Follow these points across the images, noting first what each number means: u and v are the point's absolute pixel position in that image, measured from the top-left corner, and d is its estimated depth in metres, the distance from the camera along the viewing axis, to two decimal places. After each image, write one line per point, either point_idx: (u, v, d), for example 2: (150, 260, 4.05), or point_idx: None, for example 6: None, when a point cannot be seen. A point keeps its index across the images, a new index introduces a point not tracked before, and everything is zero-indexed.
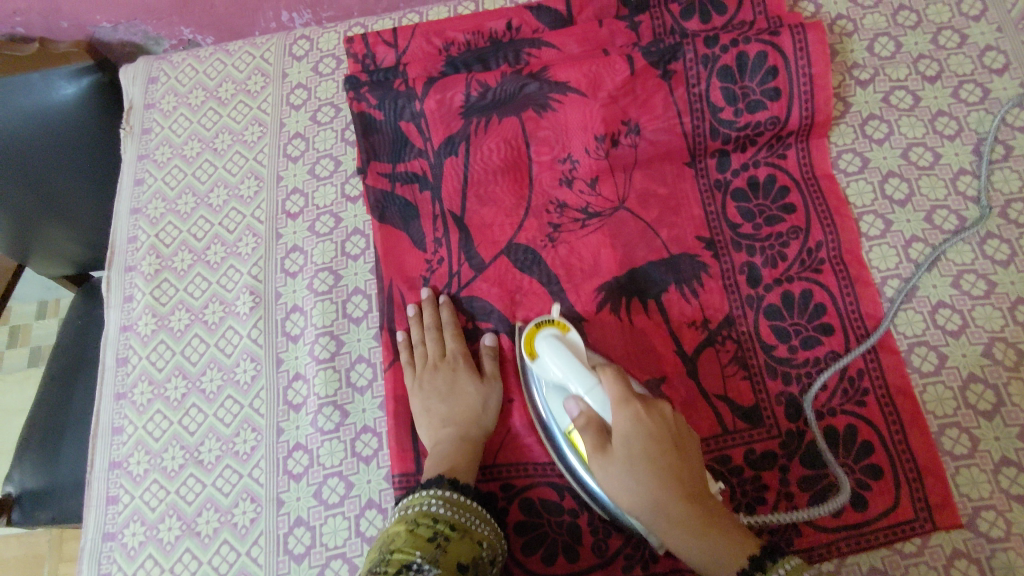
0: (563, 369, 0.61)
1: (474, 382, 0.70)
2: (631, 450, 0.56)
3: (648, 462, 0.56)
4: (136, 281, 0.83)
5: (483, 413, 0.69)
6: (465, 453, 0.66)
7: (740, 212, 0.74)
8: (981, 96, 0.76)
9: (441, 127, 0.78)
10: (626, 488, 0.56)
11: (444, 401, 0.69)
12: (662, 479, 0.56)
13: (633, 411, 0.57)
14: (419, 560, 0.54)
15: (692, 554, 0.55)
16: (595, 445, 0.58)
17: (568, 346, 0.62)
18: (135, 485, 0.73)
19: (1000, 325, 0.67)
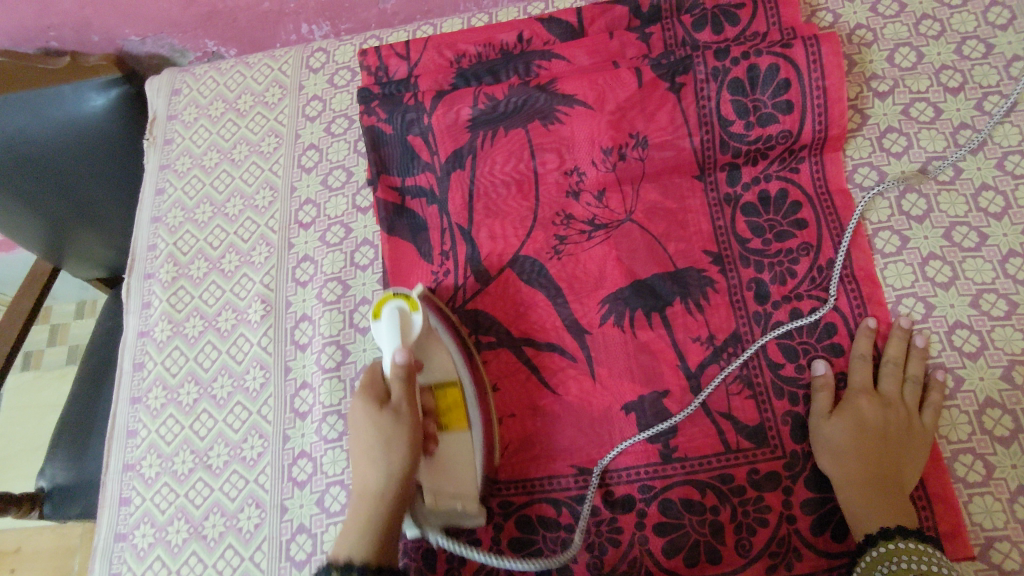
0: (393, 343, 0.63)
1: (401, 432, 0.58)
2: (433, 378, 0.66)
3: (461, 464, 0.64)
4: (154, 288, 0.85)
5: (391, 461, 0.57)
6: (386, 521, 0.56)
7: (749, 226, 0.73)
8: (1007, 109, 0.74)
9: (449, 141, 0.78)
10: (466, 488, 0.64)
11: (357, 445, 0.59)
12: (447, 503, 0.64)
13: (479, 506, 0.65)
14: (341, 556, 0.54)
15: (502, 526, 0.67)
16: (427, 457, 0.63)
17: (406, 325, 0.64)
18: (146, 487, 0.75)
19: (1022, 348, 0.65)
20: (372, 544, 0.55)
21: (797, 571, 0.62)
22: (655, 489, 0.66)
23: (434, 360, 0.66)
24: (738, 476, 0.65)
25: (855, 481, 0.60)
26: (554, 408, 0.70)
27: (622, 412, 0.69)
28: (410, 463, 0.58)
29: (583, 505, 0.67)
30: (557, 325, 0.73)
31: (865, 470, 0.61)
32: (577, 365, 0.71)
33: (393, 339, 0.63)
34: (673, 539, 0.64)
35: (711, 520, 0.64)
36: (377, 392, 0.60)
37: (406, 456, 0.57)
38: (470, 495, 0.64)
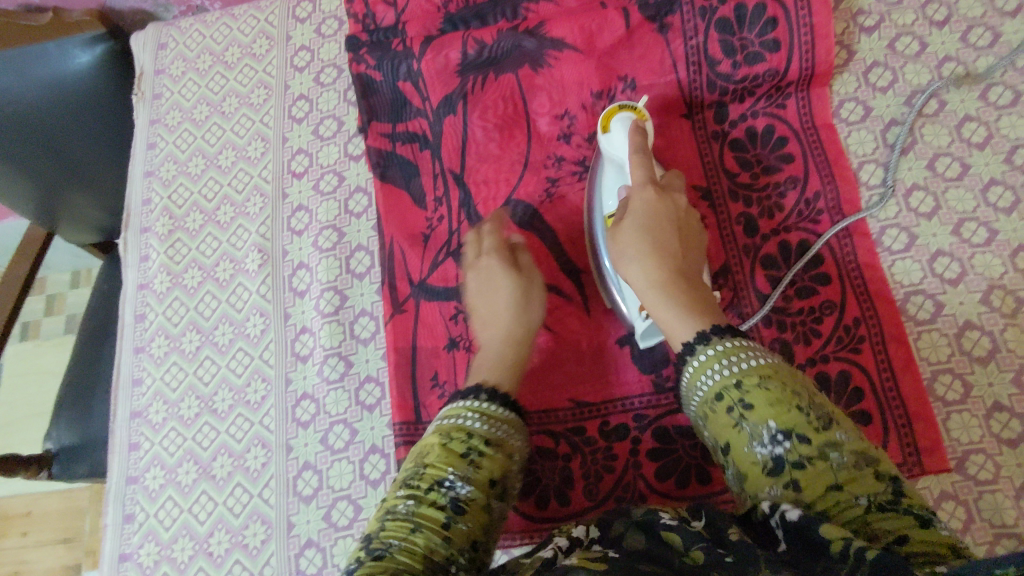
0: (630, 149, 0.65)
1: (649, 190, 0.63)
2: (645, 221, 0.61)
3: (654, 223, 0.61)
4: (151, 241, 0.86)
5: (652, 257, 0.60)
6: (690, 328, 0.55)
7: (738, 163, 0.74)
8: (991, 40, 0.74)
9: (439, 85, 0.79)
10: (637, 275, 0.60)
11: (620, 248, 0.62)
12: (669, 245, 0.60)
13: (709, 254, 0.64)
14: (452, 476, 0.54)
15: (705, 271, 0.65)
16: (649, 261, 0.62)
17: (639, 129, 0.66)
18: (154, 432, 0.77)
19: (1000, 273, 0.67)
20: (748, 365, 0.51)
21: None
22: (650, 418, 0.68)
23: (634, 210, 0.62)
24: None
25: None
26: (550, 345, 0.72)
27: (617, 346, 0.71)
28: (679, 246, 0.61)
29: (580, 435, 0.69)
30: (551, 266, 0.74)
31: None
32: (573, 302, 0.73)
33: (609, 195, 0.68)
34: (667, 464, 0.66)
35: (703, 444, 0.66)
36: (632, 188, 0.64)
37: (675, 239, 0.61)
38: (657, 281, 0.59)
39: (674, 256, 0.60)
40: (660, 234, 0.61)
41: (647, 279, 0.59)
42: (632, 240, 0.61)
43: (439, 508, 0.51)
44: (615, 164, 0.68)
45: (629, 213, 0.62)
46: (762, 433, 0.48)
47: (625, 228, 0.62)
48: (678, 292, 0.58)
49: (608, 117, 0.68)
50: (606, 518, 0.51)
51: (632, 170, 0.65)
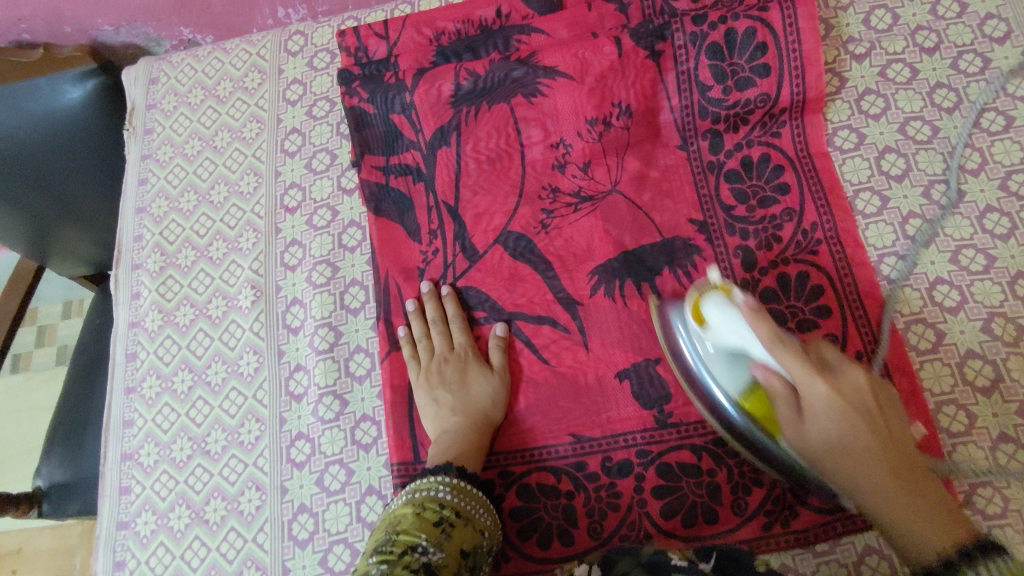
0: (739, 335, 0.58)
1: (812, 382, 0.52)
2: (830, 424, 0.52)
3: (846, 420, 0.52)
4: (143, 278, 0.85)
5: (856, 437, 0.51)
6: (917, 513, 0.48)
7: (734, 193, 0.74)
8: (981, 67, 0.75)
9: (432, 117, 0.78)
10: (840, 449, 0.52)
11: (841, 460, 0.52)
12: (879, 465, 0.51)
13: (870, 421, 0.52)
14: (426, 542, 0.54)
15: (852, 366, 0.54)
16: (789, 396, 0.55)
17: (735, 309, 0.58)
18: (145, 475, 0.76)
19: (999, 300, 0.66)
20: (949, 530, 0.47)
21: (792, 527, 0.63)
22: (652, 454, 0.67)
23: (817, 412, 0.52)
24: (731, 437, 0.66)
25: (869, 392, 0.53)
26: (548, 380, 0.71)
27: (616, 380, 0.69)
28: (875, 446, 0.51)
29: (581, 472, 0.68)
30: (548, 299, 0.73)
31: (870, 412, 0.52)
32: (570, 336, 0.72)
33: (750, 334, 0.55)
34: (671, 502, 0.65)
35: (708, 481, 0.65)
36: (785, 389, 0.55)
37: (862, 436, 0.51)
38: (865, 449, 0.51)
39: (860, 398, 0.53)
40: (809, 390, 0.52)
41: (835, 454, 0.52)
42: (823, 425, 0.52)
43: (414, 571, 0.51)
44: (716, 350, 0.61)
45: (810, 414, 0.53)
46: None
47: (814, 443, 0.53)
48: (898, 482, 0.50)
49: (695, 308, 0.63)
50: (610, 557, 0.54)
51: (766, 373, 0.56)
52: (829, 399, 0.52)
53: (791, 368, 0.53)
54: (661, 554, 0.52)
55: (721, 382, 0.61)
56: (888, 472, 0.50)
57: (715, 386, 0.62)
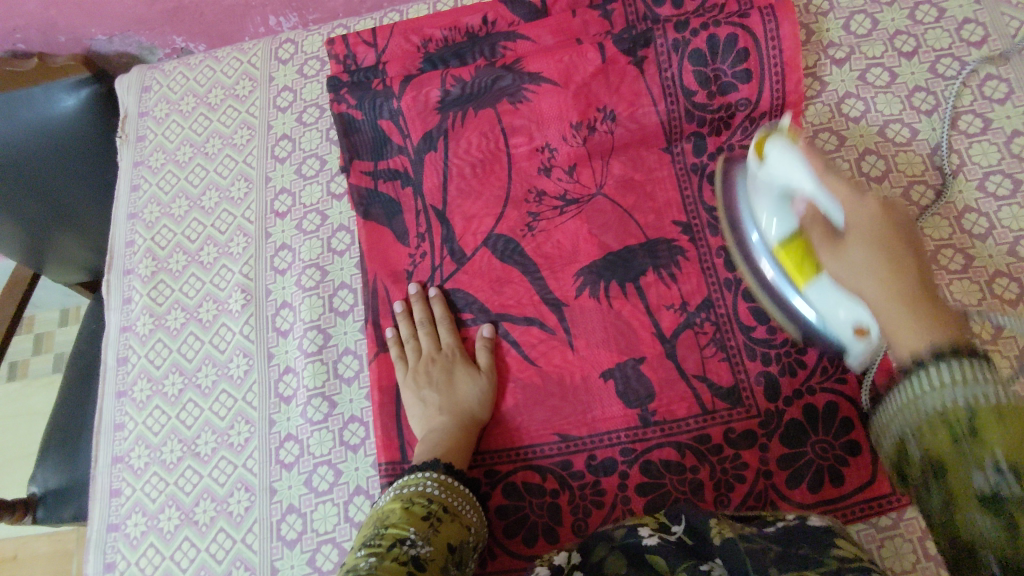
0: (791, 171, 0.57)
1: (856, 198, 0.51)
2: (870, 237, 0.49)
3: (880, 240, 0.49)
4: (134, 283, 0.86)
5: (879, 284, 0.48)
6: (903, 321, 0.46)
7: (716, 195, 0.75)
8: (959, 70, 0.76)
9: (419, 123, 0.79)
10: (869, 280, 0.48)
11: (858, 278, 0.49)
12: (903, 264, 0.47)
13: (909, 305, 0.46)
14: (414, 535, 0.54)
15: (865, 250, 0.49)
16: (825, 236, 0.53)
17: (797, 149, 0.58)
18: (136, 478, 0.76)
19: (978, 298, 0.67)
20: (939, 329, 0.44)
21: None
22: (636, 452, 0.67)
23: (852, 230, 0.50)
24: (714, 435, 0.67)
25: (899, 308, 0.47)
26: (533, 380, 0.72)
27: (600, 380, 0.70)
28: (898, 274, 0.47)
29: (566, 470, 0.68)
30: (534, 300, 0.74)
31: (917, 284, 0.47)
32: (556, 337, 0.73)
33: (803, 167, 0.56)
34: (654, 499, 0.66)
35: (691, 479, 0.66)
36: (824, 221, 0.53)
37: (897, 249, 0.48)
38: (898, 261, 0.48)
39: (905, 226, 0.49)
40: (844, 202, 0.52)
41: (867, 295, 0.49)
42: (859, 259, 0.49)
43: (403, 563, 0.51)
44: (771, 184, 0.61)
45: (851, 235, 0.50)
46: (979, 474, 0.37)
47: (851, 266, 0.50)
48: (906, 286, 0.47)
49: (782, 252, 0.62)
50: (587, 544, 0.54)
51: (809, 198, 0.56)
52: (876, 214, 0.50)
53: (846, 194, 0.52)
54: (634, 535, 0.52)
55: (766, 221, 0.63)
56: (908, 293, 0.46)
57: (772, 261, 0.65)
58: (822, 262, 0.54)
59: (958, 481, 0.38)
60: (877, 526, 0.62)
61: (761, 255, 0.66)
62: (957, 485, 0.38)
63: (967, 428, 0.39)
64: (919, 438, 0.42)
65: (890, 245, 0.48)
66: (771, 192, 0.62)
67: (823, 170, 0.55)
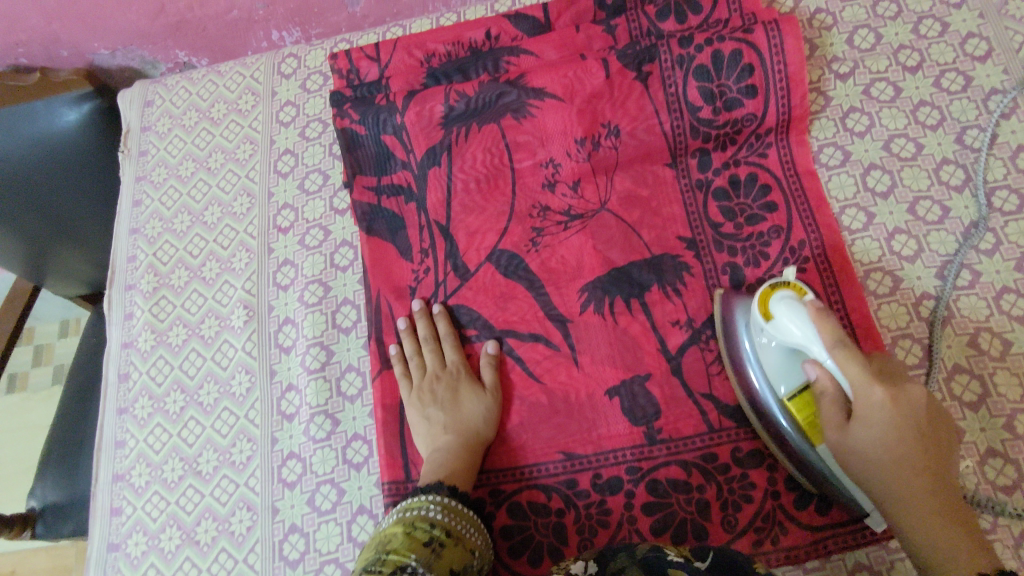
0: (806, 338, 0.56)
1: (875, 403, 0.53)
2: (884, 436, 0.53)
3: (893, 427, 0.53)
4: (136, 299, 0.86)
5: (886, 443, 0.53)
6: (921, 515, 0.51)
7: (721, 210, 0.75)
8: (963, 85, 0.76)
9: (423, 139, 0.79)
10: (875, 450, 0.53)
11: (863, 449, 0.54)
12: (909, 441, 0.53)
13: (921, 473, 0.52)
14: (415, 561, 0.53)
15: (876, 453, 0.53)
16: (835, 421, 0.55)
17: (807, 309, 0.57)
18: (136, 496, 0.76)
19: (985, 314, 0.67)
20: (958, 536, 0.50)
21: (783, 544, 0.62)
22: (642, 470, 0.67)
23: (864, 419, 0.53)
24: (722, 454, 0.66)
25: (920, 500, 0.52)
26: (537, 397, 0.71)
27: (605, 397, 0.70)
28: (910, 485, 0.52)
29: (571, 489, 0.68)
30: (538, 316, 0.74)
31: (920, 455, 0.53)
32: (560, 354, 0.72)
33: (809, 327, 0.56)
34: (661, 519, 0.65)
35: (698, 498, 0.65)
36: (836, 400, 0.56)
37: (899, 453, 0.53)
38: (898, 454, 0.53)
39: (915, 418, 0.53)
40: (856, 381, 0.53)
41: (871, 455, 0.53)
42: (867, 447, 0.53)
43: None
44: (778, 344, 0.60)
45: (856, 421, 0.54)
46: None
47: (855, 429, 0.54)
48: (915, 475, 0.52)
49: (764, 297, 0.61)
50: (604, 553, 0.54)
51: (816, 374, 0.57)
52: (887, 405, 0.53)
53: (855, 375, 0.54)
54: (656, 551, 0.52)
55: (761, 341, 0.62)
56: (929, 484, 0.52)
57: (760, 375, 0.62)
58: (827, 425, 0.56)
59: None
60: (887, 547, 0.61)
61: (749, 364, 0.63)
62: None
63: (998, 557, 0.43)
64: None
65: (902, 453, 0.53)
66: (777, 348, 0.60)
67: (834, 340, 0.55)
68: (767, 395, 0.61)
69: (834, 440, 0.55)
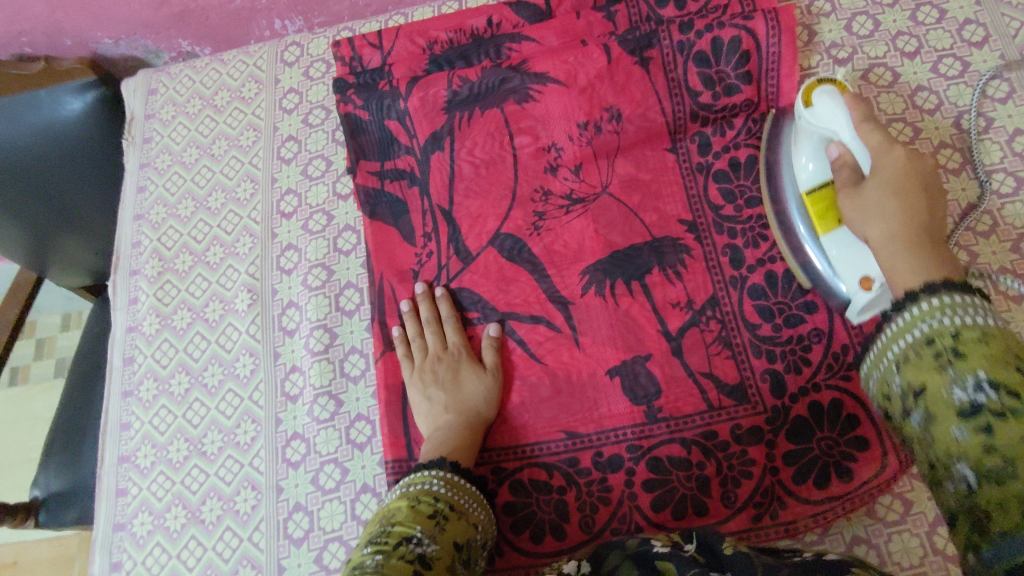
0: (841, 117, 0.59)
1: (890, 150, 0.56)
2: (888, 184, 0.54)
3: (899, 188, 0.54)
4: (140, 284, 0.86)
5: (868, 228, 0.55)
6: (897, 266, 0.50)
7: (721, 193, 0.75)
8: (961, 70, 0.77)
9: (427, 123, 0.80)
10: (873, 228, 0.54)
11: (868, 210, 0.55)
12: (917, 216, 0.52)
13: (913, 249, 0.50)
14: (420, 533, 0.54)
15: (868, 225, 0.54)
16: (850, 180, 0.59)
17: (850, 98, 0.59)
18: (142, 477, 0.76)
19: (982, 295, 0.67)
20: (934, 268, 0.47)
21: (781, 519, 0.63)
22: (643, 448, 0.68)
23: (875, 181, 0.55)
24: (721, 432, 0.67)
25: (901, 240, 0.51)
26: (539, 377, 0.72)
27: (607, 377, 0.71)
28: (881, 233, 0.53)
29: (573, 467, 0.68)
30: (540, 298, 0.75)
31: (923, 220, 0.52)
32: (561, 335, 0.73)
33: (845, 111, 0.59)
34: (661, 495, 0.66)
35: (697, 475, 0.66)
36: (852, 176, 0.59)
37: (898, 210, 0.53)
38: (907, 216, 0.52)
39: (930, 235, 0.51)
40: (873, 148, 0.57)
41: (879, 240, 0.53)
42: (874, 202, 0.54)
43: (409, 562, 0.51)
44: (811, 135, 0.63)
45: (870, 180, 0.56)
46: (958, 390, 0.39)
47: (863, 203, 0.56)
48: (912, 250, 0.50)
49: (803, 97, 0.63)
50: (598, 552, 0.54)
51: (841, 140, 0.60)
52: (903, 162, 0.55)
53: (875, 141, 0.57)
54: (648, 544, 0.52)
55: (801, 165, 0.66)
56: (917, 246, 0.50)
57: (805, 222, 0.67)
58: (843, 214, 0.59)
59: (939, 410, 0.39)
60: (885, 521, 0.63)
61: (794, 208, 0.69)
62: (942, 417, 0.39)
63: (949, 350, 0.41)
64: (906, 366, 0.43)
65: (905, 198, 0.53)
66: (811, 138, 0.64)
67: (863, 117, 0.58)
68: (800, 214, 0.68)
69: (846, 217, 0.58)
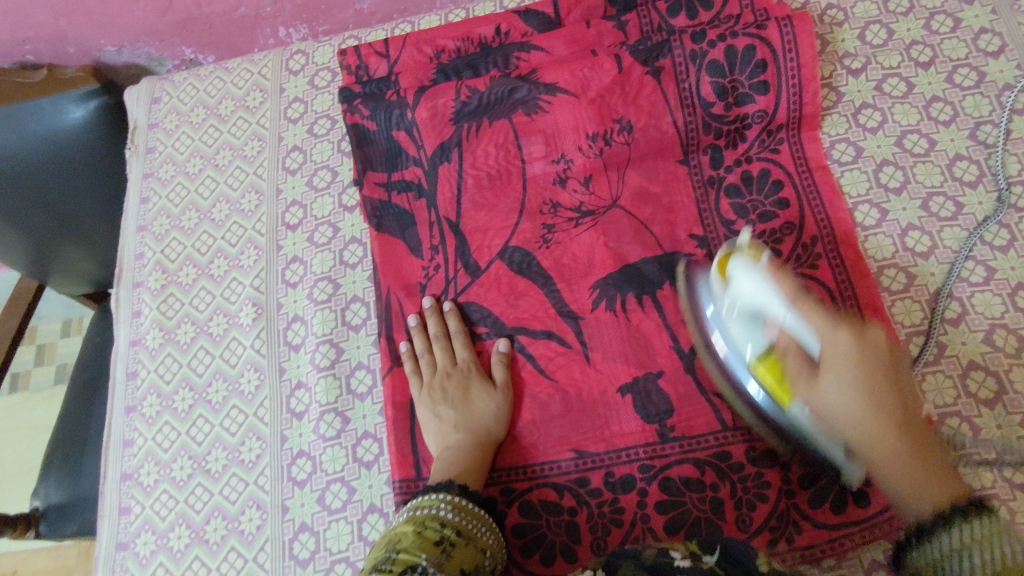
0: (766, 295, 0.57)
1: (845, 337, 0.52)
2: (848, 380, 0.52)
3: (854, 375, 0.52)
4: (144, 297, 0.85)
5: (848, 423, 0.52)
6: (890, 458, 0.51)
7: (733, 207, 0.74)
8: (977, 80, 0.75)
9: (433, 135, 0.78)
10: (846, 414, 0.52)
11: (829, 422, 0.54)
12: (889, 407, 0.51)
13: (901, 451, 0.51)
14: (425, 562, 0.53)
15: (840, 423, 0.53)
16: (803, 371, 0.55)
17: (764, 270, 0.58)
18: (145, 495, 0.75)
19: (1000, 311, 0.66)
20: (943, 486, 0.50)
21: (797, 544, 0.62)
22: (655, 468, 0.66)
23: (832, 367, 0.52)
24: (736, 452, 0.65)
25: (885, 444, 0.51)
26: (548, 394, 0.71)
27: (618, 395, 0.69)
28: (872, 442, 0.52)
29: (584, 488, 0.67)
30: (549, 313, 0.73)
31: (890, 388, 0.52)
32: (571, 351, 0.72)
33: (776, 292, 0.57)
34: (675, 517, 0.64)
35: (711, 497, 0.64)
36: (803, 363, 0.55)
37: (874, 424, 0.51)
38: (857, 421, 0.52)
39: (883, 358, 0.52)
40: (820, 333, 0.54)
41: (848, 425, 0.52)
42: (835, 397, 0.52)
43: None
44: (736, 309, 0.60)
45: (826, 367, 0.53)
46: None
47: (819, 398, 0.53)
48: (894, 418, 0.51)
49: (723, 266, 0.63)
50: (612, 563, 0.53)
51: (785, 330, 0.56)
52: (853, 345, 0.52)
53: (826, 324, 0.53)
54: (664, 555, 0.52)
55: (729, 240, 0.65)
56: (906, 439, 0.51)
57: (733, 353, 0.62)
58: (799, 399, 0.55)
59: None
60: None
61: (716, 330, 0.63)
62: None
63: None
64: None
65: (868, 382, 0.51)
66: (737, 314, 0.60)
67: (794, 295, 0.56)
68: (739, 365, 0.62)
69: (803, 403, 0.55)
